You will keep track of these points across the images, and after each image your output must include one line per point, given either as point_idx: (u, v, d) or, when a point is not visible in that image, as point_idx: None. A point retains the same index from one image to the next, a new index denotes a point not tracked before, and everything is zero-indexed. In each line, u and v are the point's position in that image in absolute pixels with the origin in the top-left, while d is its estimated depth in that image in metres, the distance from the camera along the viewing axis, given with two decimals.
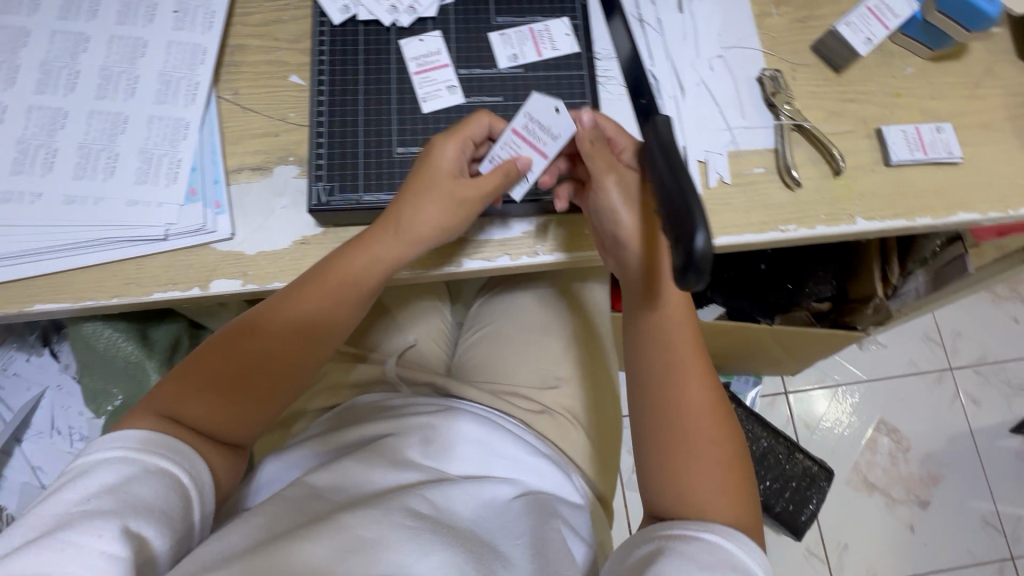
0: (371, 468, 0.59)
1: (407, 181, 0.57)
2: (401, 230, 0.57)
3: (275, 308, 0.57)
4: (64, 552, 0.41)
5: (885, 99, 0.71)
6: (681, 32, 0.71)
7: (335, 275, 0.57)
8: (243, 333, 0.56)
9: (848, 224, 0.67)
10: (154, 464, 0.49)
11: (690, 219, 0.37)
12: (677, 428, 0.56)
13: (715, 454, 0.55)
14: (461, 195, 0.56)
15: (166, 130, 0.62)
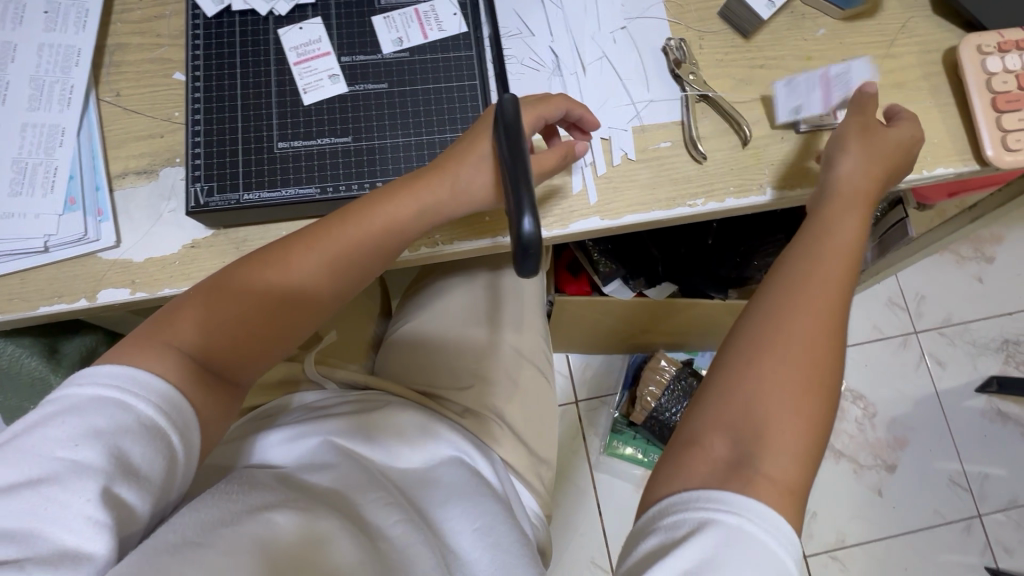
0: (348, 467, 0.59)
1: (469, 136, 0.56)
2: (450, 186, 0.55)
3: (307, 247, 0.54)
4: (47, 506, 0.41)
5: (796, 63, 0.69)
6: (582, 5, 0.68)
7: (374, 223, 0.54)
8: (278, 274, 0.53)
9: (757, 195, 0.65)
10: (147, 418, 0.45)
11: (518, 202, 0.36)
12: (767, 353, 0.49)
13: (799, 409, 0.47)
14: (502, 173, 0.55)
15: (41, 137, 0.60)
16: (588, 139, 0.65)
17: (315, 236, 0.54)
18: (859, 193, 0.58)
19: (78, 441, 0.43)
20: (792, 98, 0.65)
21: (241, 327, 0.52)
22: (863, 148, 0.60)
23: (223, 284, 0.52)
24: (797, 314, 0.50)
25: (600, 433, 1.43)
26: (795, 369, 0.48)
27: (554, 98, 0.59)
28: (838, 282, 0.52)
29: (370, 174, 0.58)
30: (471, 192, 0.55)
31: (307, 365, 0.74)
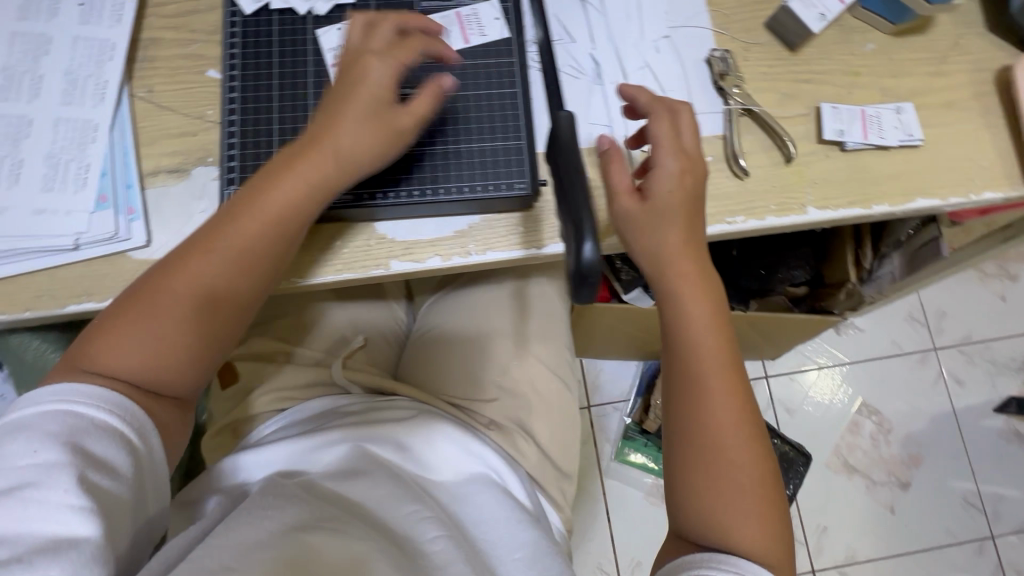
0: (367, 476, 0.61)
1: (332, 94, 0.54)
2: (331, 155, 0.53)
3: (177, 264, 0.53)
4: (28, 505, 0.44)
5: (842, 79, 0.67)
6: (624, 12, 0.67)
7: (218, 232, 0.53)
8: (183, 287, 0.53)
9: (800, 215, 0.63)
10: (97, 420, 0.49)
11: (581, 229, 0.36)
12: (709, 447, 0.56)
13: (751, 479, 0.55)
14: (389, 117, 0.54)
15: (73, 132, 0.59)
16: (627, 151, 0.63)
17: (205, 244, 0.53)
18: (693, 190, 0.55)
19: (41, 448, 0.45)
20: (837, 120, 0.64)
21: (167, 346, 0.52)
22: (687, 178, 0.55)
23: (135, 305, 0.52)
24: (708, 377, 0.56)
25: (612, 440, 1.41)
26: (742, 447, 0.56)
27: (410, 41, 0.55)
28: (716, 318, 0.57)
29: (410, 181, 0.59)
30: (355, 153, 0.53)
31: (334, 371, 0.72)
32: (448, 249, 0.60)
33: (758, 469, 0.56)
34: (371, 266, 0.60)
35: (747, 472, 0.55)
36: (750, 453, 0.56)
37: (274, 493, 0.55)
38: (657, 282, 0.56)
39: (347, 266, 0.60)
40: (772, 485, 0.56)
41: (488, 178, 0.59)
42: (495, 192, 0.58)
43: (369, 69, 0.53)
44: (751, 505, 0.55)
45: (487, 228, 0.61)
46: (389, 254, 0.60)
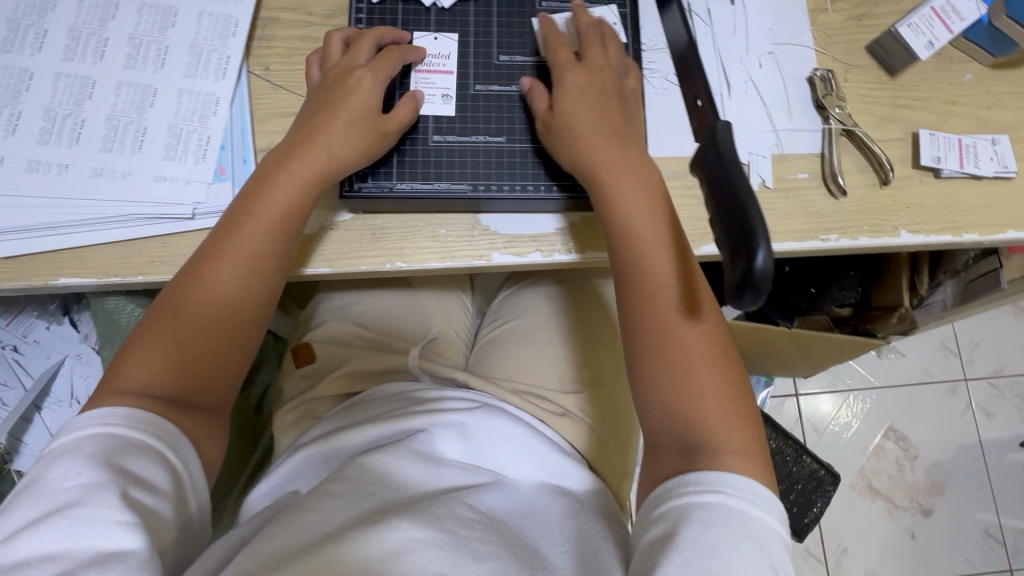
0: (410, 467, 0.59)
1: (331, 104, 0.56)
2: (324, 159, 0.56)
3: (201, 269, 0.55)
4: (75, 524, 0.42)
5: (940, 107, 0.68)
6: (730, 25, 0.68)
7: (252, 224, 0.55)
8: (201, 300, 0.54)
9: (891, 237, 0.64)
10: (138, 438, 0.48)
11: (750, 240, 0.36)
12: (661, 336, 0.53)
13: (721, 394, 0.51)
14: (383, 125, 0.57)
15: (196, 105, 0.60)
16: None
17: (215, 251, 0.55)
18: (607, 86, 0.57)
19: (85, 469, 0.44)
20: (935, 147, 0.65)
21: (190, 356, 0.54)
22: (583, 78, 0.57)
23: (158, 326, 0.54)
24: (646, 263, 0.54)
25: None
26: (691, 333, 0.52)
27: (392, 52, 0.58)
28: (652, 207, 0.55)
29: (522, 176, 0.60)
30: (347, 157, 0.56)
31: (413, 363, 0.72)
32: (550, 244, 0.61)
33: (709, 350, 0.52)
34: (473, 256, 0.61)
35: (698, 356, 0.52)
36: (700, 336, 0.52)
37: (333, 490, 0.55)
38: (594, 172, 0.55)
39: (448, 253, 0.61)
40: (729, 368, 0.52)
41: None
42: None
43: (356, 80, 0.57)
44: (709, 388, 0.51)
45: (588, 228, 0.62)
46: (491, 245, 0.61)
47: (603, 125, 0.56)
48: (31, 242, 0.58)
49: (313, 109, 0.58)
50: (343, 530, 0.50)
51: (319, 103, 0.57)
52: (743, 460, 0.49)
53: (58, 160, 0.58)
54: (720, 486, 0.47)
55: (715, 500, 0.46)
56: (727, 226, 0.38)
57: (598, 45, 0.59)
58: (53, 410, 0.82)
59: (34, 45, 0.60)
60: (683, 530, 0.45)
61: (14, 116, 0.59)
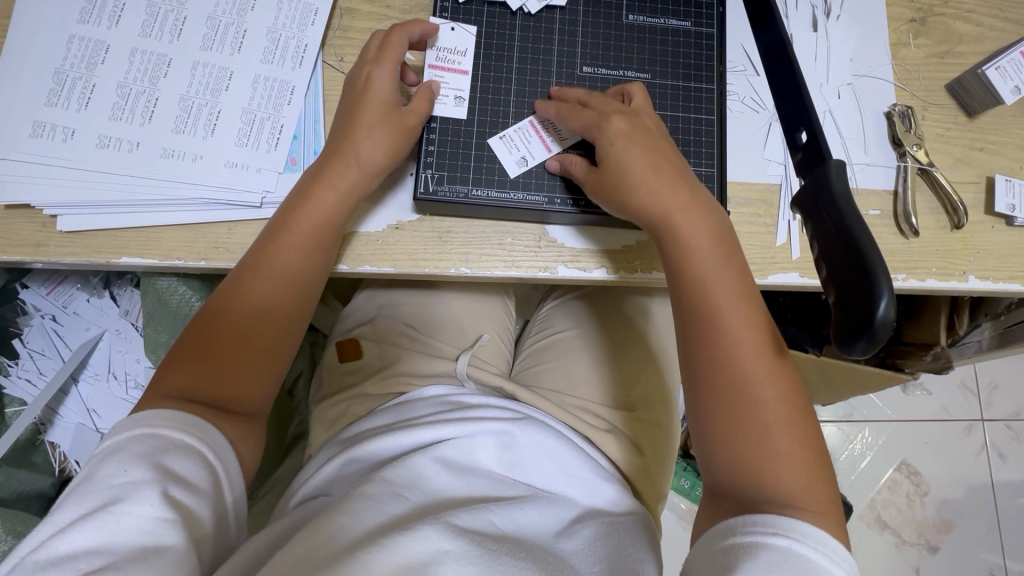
0: (445, 475, 0.57)
1: (351, 109, 0.56)
2: (356, 168, 0.55)
3: (246, 275, 0.54)
4: (116, 520, 0.41)
5: (1017, 153, 0.67)
6: (811, 53, 0.67)
7: (304, 223, 0.55)
8: (239, 313, 0.54)
9: (959, 281, 0.64)
10: (180, 439, 0.47)
11: (871, 286, 0.35)
12: (733, 381, 0.50)
13: (788, 415, 0.50)
14: (405, 124, 0.56)
15: (271, 92, 0.59)
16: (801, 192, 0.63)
17: (258, 260, 0.54)
18: (650, 129, 0.55)
19: (130, 465, 0.43)
20: (1010, 195, 0.64)
21: (224, 365, 0.53)
22: (625, 124, 0.54)
23: (195, 339, 0.53)
24: (715, 328, 0.52)
25: None
26: (766, 381, 0.50)
27: (393, 35, 0.56)
28: (727, 257, 0.54)
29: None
30: (378, 157, 0.56)
31: (461, 372, 0.71)
32: (616, 261, 0.61)
33: (785, 404, 0.50)
34: (539, 267, 0.60)
35: (775, 407, 0.49)
36: (774, 388, 0.50)
37: (365, 491, 0.53)
38: (665, 218, 0.53)
39: (513, 262, 0.60)
40: (805, 421, 0.50)
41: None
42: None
43: (372, 82, 0.56)
44: (792, 450, 0.48)
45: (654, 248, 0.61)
46: (556, 258, 0.61)
47: (675, 170, 0.54)
48: (97, 218, 0.57)
49: (340, 120, 0.57)
50: (372, 535, 0.48)
51: (341, 110, 0.57)
52: (822, 520, 0.46)
53: (128, 137, 0.57)
54: (790, 533, 0.44)
55: (784, 544, 0.43)
56: (840, 268, 0.37)
57: (627, 94, 0.57)
58: (89, 383, 0.82)
59: (111, 18, 0.59)
60: (747, 570, 0.42)
61: (87, 90, 0.58)
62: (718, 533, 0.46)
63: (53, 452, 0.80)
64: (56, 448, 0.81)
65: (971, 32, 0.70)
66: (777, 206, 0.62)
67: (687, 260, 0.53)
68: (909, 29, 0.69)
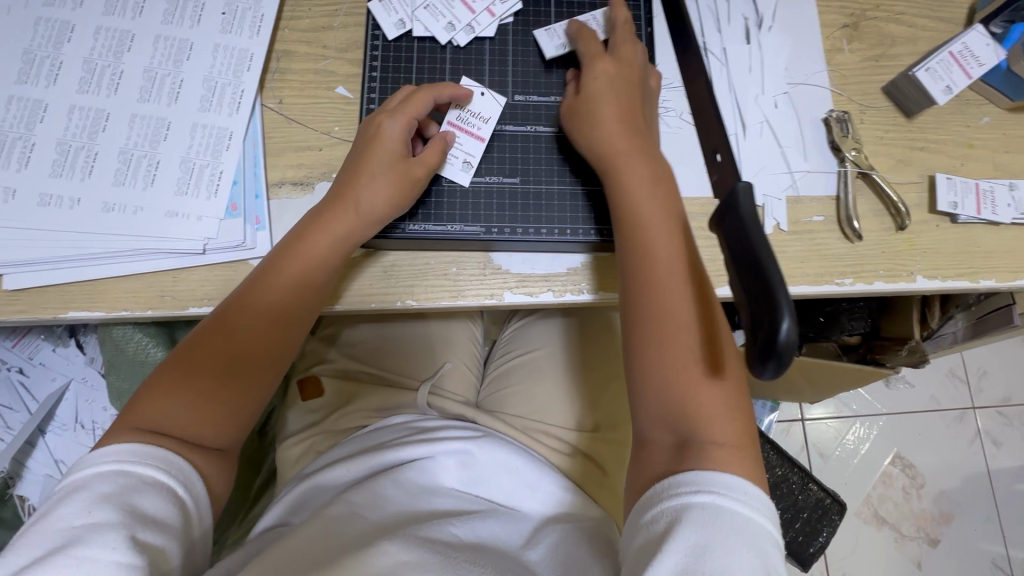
0: (414, 498, 0.57)
1: (358, 158, 0.57)
2: (353, 212, 0.56)
3: (235, 309, 0.54)
4: (76, 567, 0.39)
5: (957, 149, 0.68)
6: (746, 64, 0.68)
7: (294, 259, 0.55)
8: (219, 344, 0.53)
9: (907, 282, 0.64)
10: (150, 477, 0.46)
11: (772, 305, 0.35)
12: (662, 330, 0.51)
13: (715, 389, 0.50)
14: (413, 177, 0.56)
15: (209, 139, 0.60)
16: None
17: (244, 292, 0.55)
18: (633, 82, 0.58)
19: (96, 505, 0.42)
20: (952, 192, 0.64)
21: (204, 403, 0.52)
22: (610, 69, 0.58)
23: (174, 368, 0.52)
24: (661, 293, 0.52)
25: None
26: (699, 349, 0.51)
27: (416, 93, 0.57)
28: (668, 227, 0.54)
29: (529, 219, 0.60)
30: (377, 207, 0.56)
31: (420, 401, 0.72)
32: (562, 284, 0.61)
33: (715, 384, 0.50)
34: (483, 295, 0.60)
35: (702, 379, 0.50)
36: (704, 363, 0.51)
37: (324, 516, 0.53)
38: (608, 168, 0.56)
39: (459, 290, 0.60)
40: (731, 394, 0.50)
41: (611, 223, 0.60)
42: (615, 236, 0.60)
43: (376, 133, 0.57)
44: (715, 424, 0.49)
45: (592, 265, 0.61)
46: (502, 284, 0.61)
47: (640, 143, 0.56)
48: (41, 275, 0.58)
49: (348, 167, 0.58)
50: (324, 557, 0.48)
51: (350, 158, 0.58)
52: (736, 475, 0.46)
53: (69, 193, 0.58)
54: (711, 486, 0.44)
55: (706, 500, 0.44)
56: (745, 285, 0.37)
57: (630, 42, 0.60)
58: (57, 433, 0.82)
59: (49, 77, 0.60)
60: (675, 536, 0.42)
61: (27, 149, 0.58)
62: (642, 503, 0.47)
63: (23, 506, 0.80)
64: (25, 501, 0.80)
65: (904, 34, 0.71)
66: None
67: (627, 216, 0.54)
68: (843, 35, 0.70)
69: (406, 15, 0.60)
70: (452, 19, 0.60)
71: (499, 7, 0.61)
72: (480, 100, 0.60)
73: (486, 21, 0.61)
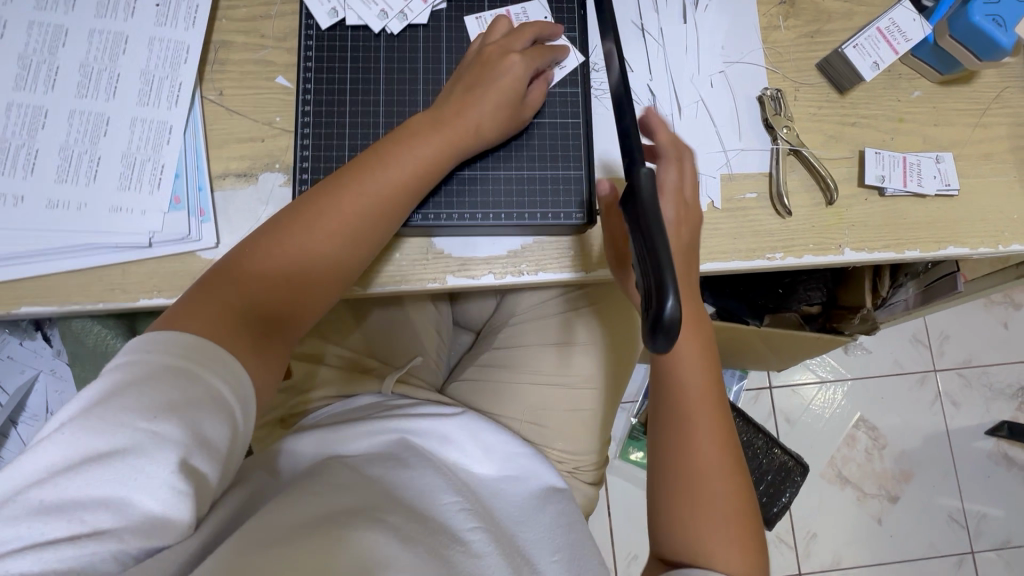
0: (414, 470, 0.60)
1: (470, 79, 0.59)
2: (467, 133, 0.58)
3: (317, 212, 0.55)
4: (135, 477, 0.39)
5: (887, 124, 0.69)
6: (682, 44, 0.69)
7: (390, 170, 0.56)
8: (301, 246, 0.54)
9: (835, 254, 0.67)
10: (212, 391, 0.44)
11: (660, 283, 0.38)
12: (683, 433, 0.57)
13: (732, 503, 0.56)
14: (513, 114, 0.60)
15: (149, 133, 0.61)
16: None
17: (332, 194, 0.55)
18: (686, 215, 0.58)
19: (151, 416, 0.41)
20: (880, 166, 0.66)
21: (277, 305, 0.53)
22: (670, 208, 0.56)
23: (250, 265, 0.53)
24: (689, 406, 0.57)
25: (618, 438, 1.39)
26: (719, 463, 0.56)
27: (526, 29, 0.61)
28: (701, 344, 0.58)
29: (473, 206, 0.62)
30: (481, 136, 0.59)
31: (387, 387, 0.75)
32: (502, 267, 0.64)
33: (732, 494, 0.56)
34: (427, 279, 0.63)
35: (722, 486, 0.56)
36: (722, 472, 0.56)
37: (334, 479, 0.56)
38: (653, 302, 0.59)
39: (404, 276, 0.63)
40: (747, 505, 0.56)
41: (543, 206, 0.62)
42: (555, 220, 0.62)
43: (513, 64, 0.59)
44: (727, 534, 0.55)
45: (532, 247, 0.64)
46: (445, 269, 0.63)
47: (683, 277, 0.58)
48: None
49: (460, 88, 0.60)
50: (340, 516, 0.50)
51: (465, 79, 0.60)
52: None
53: (12, 191, 0.59)
54: None
55: None
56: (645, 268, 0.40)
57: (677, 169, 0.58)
58: (29, 424, 0.84)
59: None
60: None
61: None
62: None
63: None
64: None
65: (840, 9, 0.71)
66: None
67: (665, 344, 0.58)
68: (779, 11, 0.71)
69: (339, 5, 0.61)
70: (383, 6, 0.60)
71: None
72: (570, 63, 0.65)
73: (418, 8, 0.62)
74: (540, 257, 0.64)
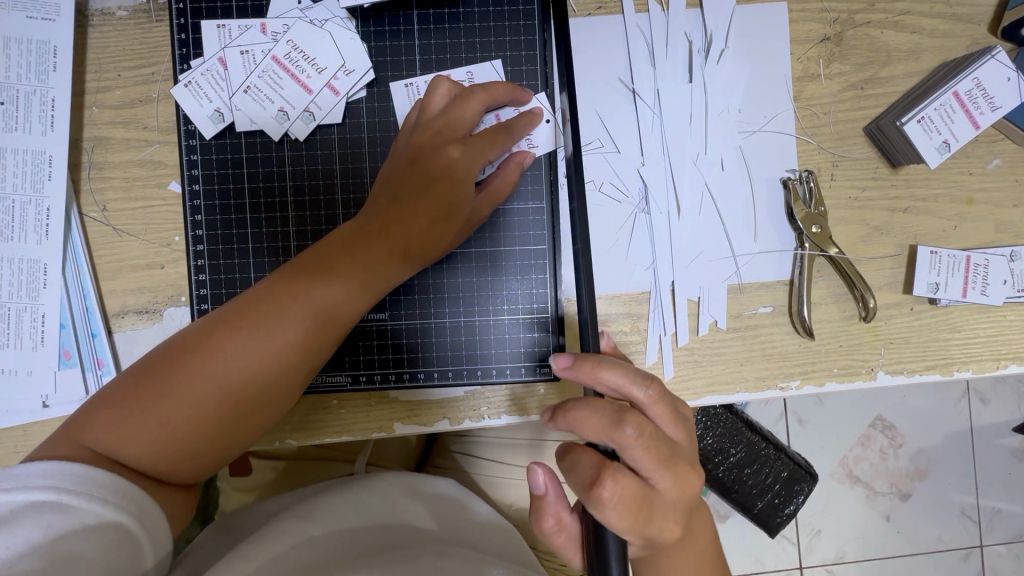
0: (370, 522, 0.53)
1: (413, 162, 0.45)
2: (401, 238, 0.45)
3: (224, 332, 0.42)
4: None
5: (952, 208, 0.54)
6: (685, 113, 0.53)
7: (315, 272, 0.44)
8: (195, 374, 0.41)
9: (866, 379, 0.54)
10: (92, 515, 0.37)
11: None
12: None
13: None
14: (458, 210, 0.46)
15: (21, 275, 0.50)
16: (670, 303, 0.53)
17: (247, 306, 0.43)
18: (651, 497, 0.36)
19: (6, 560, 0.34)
20: (933, 273, 0.52)
21: (162, 445, 0.41)
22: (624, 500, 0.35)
23: (138, 384, 0.42)
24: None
25: None
26: None
27: (490, 96, 0.47)
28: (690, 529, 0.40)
29: (416, 360, 0.52)
30: (421, 238, 0.45)
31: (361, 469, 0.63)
32: (458, 411, 0.51)
33: None
34: (372, 429, 0.52)
35: None
36: None
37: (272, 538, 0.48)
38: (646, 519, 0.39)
39: (343, 426, 0.52)
40: None
41: (506, 359, 0.52)
42: (515, 377, 0.51)
43: (453, 153, 0.45)
44: None
45: (497, 386, 0.51)
46: (391, 415, 0.52)
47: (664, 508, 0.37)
48: None
49: (395, 180, 0.46)
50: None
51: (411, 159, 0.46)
52: None
53: None
54: None
55: None
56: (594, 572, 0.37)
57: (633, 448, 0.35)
58: None
59: None
60: None
61: None
62: None
63: None
64: None
65: (905, 44, 0.53)
66: (645, 318, 0.53)
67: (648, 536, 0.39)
68: (820, 53, 0.53)
69: (222, 104, 0.50)
70: (282, 106, 0.50)
71: (343, 79, 0.50)
72: (544, 128, 0.50)
73: (325, 104, 0.50)
74: (508, 399, 0.51)
